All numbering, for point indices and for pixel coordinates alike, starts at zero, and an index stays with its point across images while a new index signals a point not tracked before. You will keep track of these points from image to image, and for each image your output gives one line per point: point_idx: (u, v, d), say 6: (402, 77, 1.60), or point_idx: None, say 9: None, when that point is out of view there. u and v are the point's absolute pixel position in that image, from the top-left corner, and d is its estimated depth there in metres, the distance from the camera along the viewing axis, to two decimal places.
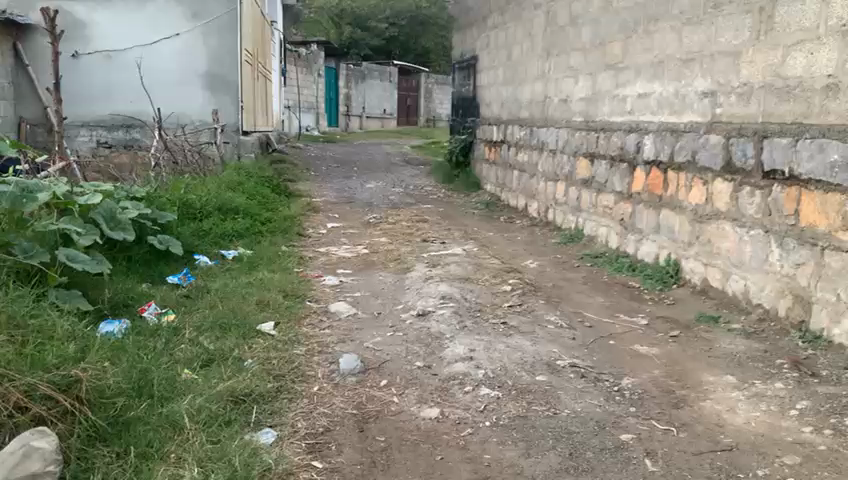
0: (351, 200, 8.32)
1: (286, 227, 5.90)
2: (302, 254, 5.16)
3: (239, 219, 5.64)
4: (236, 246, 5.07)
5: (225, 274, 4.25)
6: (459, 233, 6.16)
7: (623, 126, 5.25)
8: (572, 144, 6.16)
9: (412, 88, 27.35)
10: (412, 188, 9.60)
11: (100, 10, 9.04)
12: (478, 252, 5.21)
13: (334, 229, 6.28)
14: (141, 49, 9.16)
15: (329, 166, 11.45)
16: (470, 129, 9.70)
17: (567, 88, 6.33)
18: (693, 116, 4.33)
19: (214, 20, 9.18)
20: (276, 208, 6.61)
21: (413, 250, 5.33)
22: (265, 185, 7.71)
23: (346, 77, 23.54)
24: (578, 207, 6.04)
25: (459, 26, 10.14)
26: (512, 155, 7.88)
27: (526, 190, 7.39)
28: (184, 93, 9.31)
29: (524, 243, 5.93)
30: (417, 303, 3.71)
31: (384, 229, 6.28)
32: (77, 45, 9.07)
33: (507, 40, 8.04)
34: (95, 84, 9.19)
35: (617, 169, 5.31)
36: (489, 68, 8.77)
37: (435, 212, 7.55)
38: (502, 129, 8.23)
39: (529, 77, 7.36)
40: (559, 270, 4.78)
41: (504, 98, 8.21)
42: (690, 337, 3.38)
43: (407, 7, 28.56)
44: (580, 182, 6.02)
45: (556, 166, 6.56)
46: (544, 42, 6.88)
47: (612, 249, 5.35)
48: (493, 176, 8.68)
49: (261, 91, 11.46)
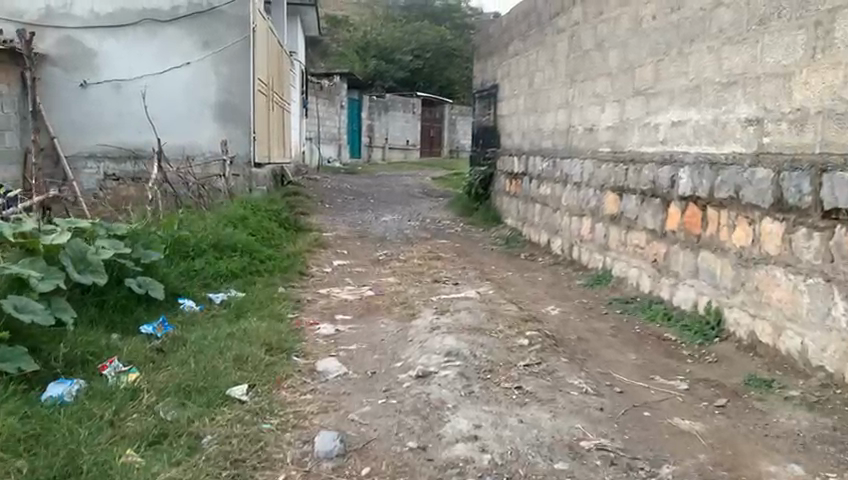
0: (363, 235, 7.88)
1: (287, 266, 5.46)
2: (299, 297, 4.70)
3: (235, 257, 5.21)
4: (227, 288, 4.63)
5: (206, 323, 3.80)
6: (475, 272, 5.66)
7: (655, 158, 4.76)
8: (599, 177, 5.67)
9: (436, 119, 27.13)
10: (429, 222, 9.15)
11: (111, 39, 8.82)
12: (494, 296, 4.70)
13: (340, 267, 5.84)
14: (150, 79, 8.90)
15: (344, 197, 11.06)
16: (490, 160, 9.25)
17: (593, 117, 5.87)
18: (736, 146, 3.83)
19: (224, 49, 8.98)
20: (279, 245, 6.18)
21: (422, 292, 4.84)
22: (272, 219, 7.31)
23: (369, 108, 23.35)
24: (606, 245, 5.52)
25: (480, 54, 9.77)
26: (534, 188, 7.39)
27: (549, 225, 6.88)
28: (193, 124, 9.00)
29: (545, 284, 5.41)
30: (418, 360, 3.22)
31: (393, 267, 5.82)
32: (87, 74, 8.84)
33: (529, 68, 7.61)
34: (104, 115, 8.93)
35: (650, 204, 4.80)
36: (510, 97, 8.34)
37: (451, 248, 7.07)
38: (524, 161, 7.76)
39: (551, 106, 6.91)
40: (584, 319, 4.25)
41: (525, 128, 7.76)
42: (741, 408, 2.84)
43: (432, 39, 28.56)
44: (607, 218, 5.52)
45: (581, 200, 6.06)
46: (568, 68, 6.44)
47: (643, 292, 4.82)
48: (514, 210, 8.18)
49: (277, 122, 11.17)
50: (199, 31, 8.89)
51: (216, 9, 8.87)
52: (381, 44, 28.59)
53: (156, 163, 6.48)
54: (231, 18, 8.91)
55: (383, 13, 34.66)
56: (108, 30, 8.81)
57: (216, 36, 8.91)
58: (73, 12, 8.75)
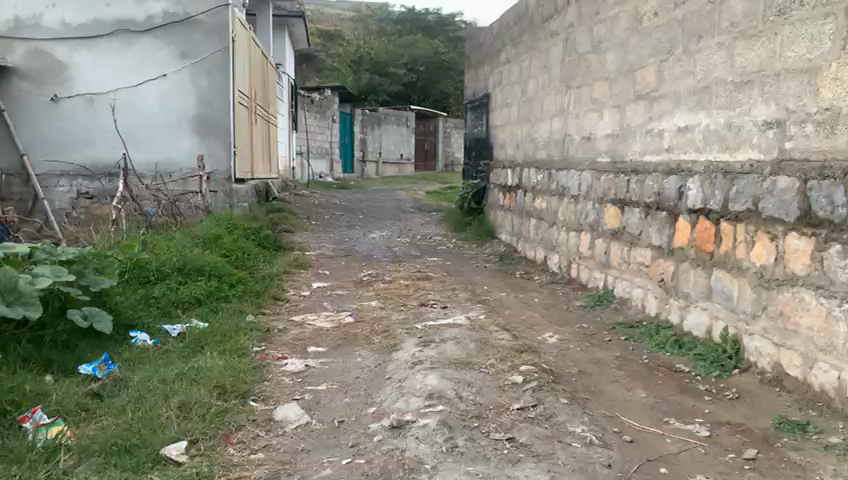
0: (349, 253, 7.43)
1: (259, 290, 5.00)
2: (269, 327, 4.24)
3: (202, 282, 4.76)
4: (187, 318, 4.17)
5: (157, 361, 3.35)
6: (465, 293, 5.20)
7: (660, 167, 4.34)
8: (598, 188, 5.24)
9: (431, 133, 26.80)
10: (420, 238, 8.70)
11: (83, 50, 8.42)
12: (486, 322, 4.25)
13: (319, 289, 5.39)
14: (124, 92, 8.47)
15: (332, 213, 10.62)
16: (483, 172, 8.82)
17: (590, 125, 5.45)
18: (752, 153, 3.41)
19: (203, 60, 8.51)
20: (255, 267, 5.73)
21: (407, 319, 4.38)
22: (250, 238, 6.86)
23: (361, 122, 22.98)
24: (607, 263, 5.07)
25: (472, 63, 9.37)
26: (529, 201, 6.96)
27: (545, 241, 6.44)
28: (170, 138, 8.57)
29: (541, 306, 4.95)
30: (394, 405, 2.77)
31: (377, 289, 5.37)
32: (59, 88, 8.43)
33: (521, 75, 7.21)
34: (76, 131, 8.50)
35: (655, 218, 4.38)
36: (502, 106, 7.92)
37: (441, 267, 6.62)
38: (518, 173, 7.34)
39: (545, 114, 6.49)
40: (586, 348, 3.80)
41: (519, 139, 7.35)
42: (775, 462, 2.38)
43: (426, 52, 28.33)
44: (608, 234, 5.08)
45: (579, 214, 5.63)
46: (563, 73, 6.03)
47: (649, 316, 4.38)
48: (508, 225, 7.74)
49: (261, 136, 10.73)
50: (176, 41, 8.47)
51: (193, 18, 8.46)
52: (374, 58, 28.32)
53: (121, 180, 6.03)
54: (209, 27, 8.49)
55: (377, 27, 34.38)
56: (80, 41, 8.40)
57: (193, 46, 8.49)
58: (43, 23, 8.37)
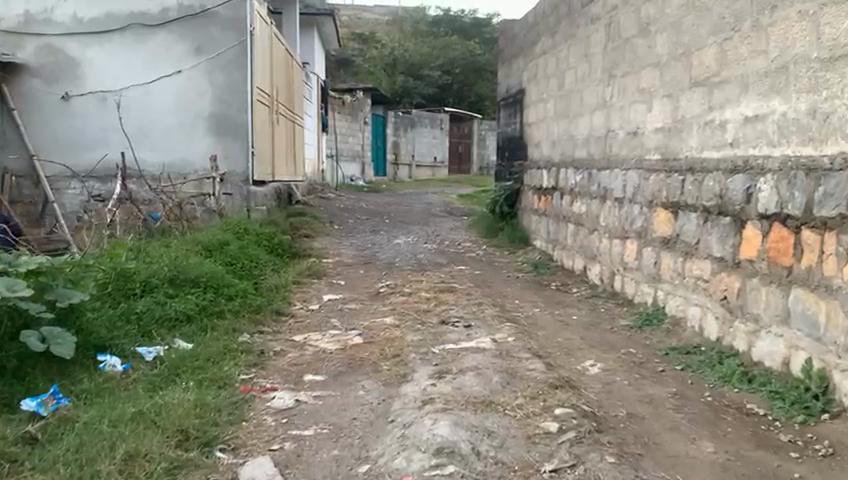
0: (369, 261, 6.86)
1: (261, 303, 4.45)
2: (264, 349, 3.68)
3: (196, 295, 4.23)
4: (170, 339, 3.64)
5: (117, 395, 2.81)
6: (493, 309, 4.59)
7: (722, 165, 3.68)
8: (647, 190, 4.59)
9: (465, 135, 26.24)
10: (447, 245, 8.11)
11: (95, 46, 8.02)
12: (515, 346, 3.62)
13: (330, 302, 4.84)
14: (138, 89, 8.04)
15: (357, 218, 10.08)
16: (517, 174, 8.20)
17: (637, 118, 4.80)
18: (845, 144, 2.74)
19: (220, 55, 8.05)
20: (262, 277, 5.20)
21: (424, 340, 3.78)
22: (262, 244, 6.35)
23: (394, 125, 22.46)
24: (658, 276, 4.42)
25: (505, 57, 8.75)
26: (566, 204, 6.32)
27: (584, 249, 5.79)
28: (186, 138, 8.10)
29: (580, 325, 4.31)
30: (392, 465, 2.18)
31: (394, 302, 4.79)
32: (70, 86, 8.04)
33: (559, 67, 6.57)
34: (88, 131, 8.10)
35: (717, 224, 3.72)
36: (538, 102, 7.29)
37: (468, 277, 6.00)
38: (554, 174, 6.71)
39: (585, 109, 5.85)
40: (635, 382, 3.16)
41: (555, 137, 6.72)
42: None
43: (460, 54, 27.83)
44: (658, 242, 4.43)
45: (624, 219, 4.98)
46: (606, 62, 5.39)
47: (710, 340, 3.71)
48: (544, 231, 7.11)
49: (284, 135, 10.23)
50: (192, 36, 8.02)
51: (209, 11, 8.00)
52: (409, 60, 27.87)
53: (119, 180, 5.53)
54: (225, 21, 8.03)
55: (411, 30, 34.03)
56: (91, 36, 8.00)
57: (209, 40, 8.03)
58: (54, 18, 7.99)
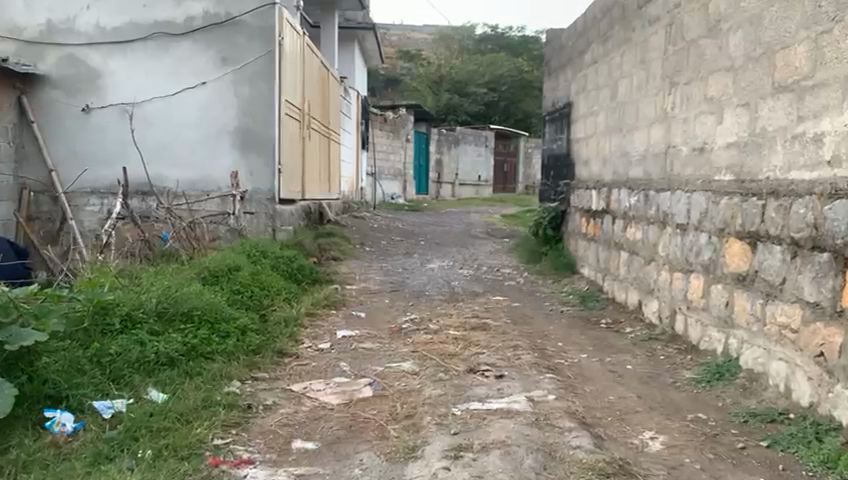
0: (398, 289, 6.24)
1: (261, 341, 3.87)
2: (253, 402, 3.08)
3: (185, 332, 3.67)
4: (142, 389, 3.06)
5: (46, 472, 2.24)
6: (532, 353, 3.91)
7: (816, 188, 2.96)
8: (717, 217, 3.88)
9: (511, 154, 25.59)
10: (485, 270, 7.45)
11: (118, 56, 7.64)
12: (556, 408, 2.95)
13: (345, 340, 4.23)
14: (161, 102, 7.62)
15: (391, 239, 9.50)
16: (562, 194, 7.51)
17: (704, 132, 4.10)
18: None
19: (246, 65, 7.54)
20: (270, 309, 4.62)
21: (444, 396, 3.14)
22: (280, 269, 5.79)
23: (437, 142, 21.86)
24: (731, 320, 3.69)
25: (551, 69, 8.10)
26: (619, 230, 5.62)
27: (639, 282, 5.07)
28: (210, 153, 7.61)
29: (637, 378, 3.60)
30: None
31: (418, 341, 4.16)
32: (91, 98, 7.68)
33: (611, 76, 5.89)
34: (108, 145, 7.71)
35: (812, 261, 2.98)
36: (587, 116, 6.61)
37: (506, 310, 5.33)
38: (604, 195, 6.01)
39: (641, 122, 5.16)
40: (710, 467, 2.45)
41: (606, 153, 6.03)
42: None
43: (508, 72, 27.27)
44: (732, 280, 3.70)
45: (687, 250, 4.26)
46: (666, 68, 4.70)
47: (800, 406, 2.97)
48: (592, 258, 6.40)
49: (316, 151, 9.71)
50: (217, 45, 7.56)
51: (236, 19, 7.52)
52: (455, 77, 27.40)
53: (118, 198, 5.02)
54: (252, 30, 7.53)
55: (458, 48, 33.71)
56: (114, 45, 7.63)
57: (235, 50, 7.54)
58: (77, 27, 7.66)
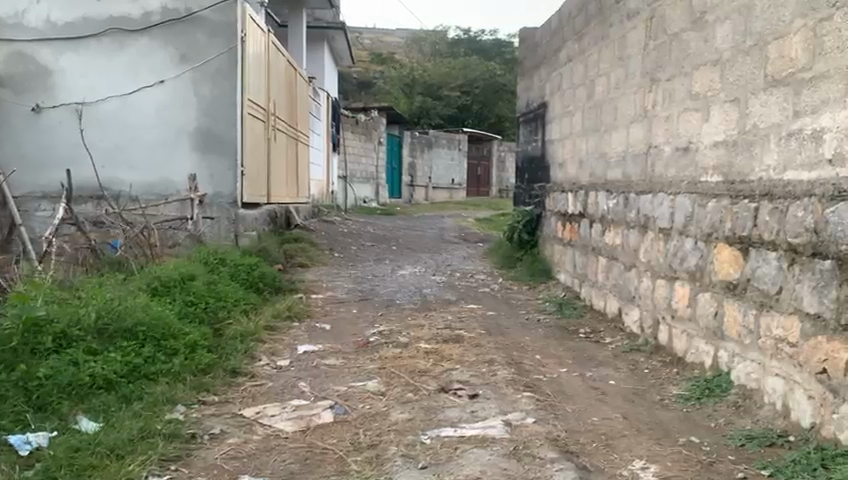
0: (366, 297, 5.93)
1: (213, 359, 3.55)
2: (198, 431, 2.75)
3: (127, 350, 3.32)
4: (70, 419, 2.70)
5: None
6: (508, 369, 3.63)
7: (816, 188, 2.71)
8: (704, 222, 3.63)
9: (484, 157, 25.42)
10: (458, 277, 7.16)
11: (70, 53, 7.22)
12: (536, 434, 2.67)
13: (306, 355, 3.91)
14: (116, 101, 7.22)
15: (361, 244, 9.16)
16: (537, 197, 7.26)
17: (688, 131, 3.86)
18: None
19: (206, 63, 7.17)
20: (226, 324, 4.28)
21: (412, 420, 2.84)
22: (240, 278, 5.45)
23: (410, 146, 21.57)
24: (720, 332, 3.43)
25: (525, 69, 7.86)
26: (597, 234, 5.37)
27: (619, 289, 4.82)
28: (168, 156, 7.24)
29: (621, 396, 3.33)
30: None
31: (385, 356, 3.86)
32: (42, 97, 7.25)
33: (587, 74, 5.65)
34: (60, 147, 7.28)
35: (811, 270, 2.73)
36: (562, 116, 6.37)
37: (480, 320, 5.04)
38: (581, 198, 5.77)
39: (620, 121, 4.91)
40: None
41: (583, 155, 5.78)
42: None
43: (481, 75, 27.11)
44: (721, 288, 3.46)
45: (671, 256, 4.01)
46: (647, 64, 4.46)
47: (801, 427, 2.71)
48: (569, 264, 6.14)
49: (282, 154, 9.35)
50: (176, 42, 7.18)
51: (196, 14, 7.16)
52: (427, 80, 27.16)
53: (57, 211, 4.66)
54: (213, 26, 7.17)
55: (431, 51, 33.50)
56: (66, 42, 7.20)
57: (195, 47, 7.17)
58: (25, 22, 7.22)
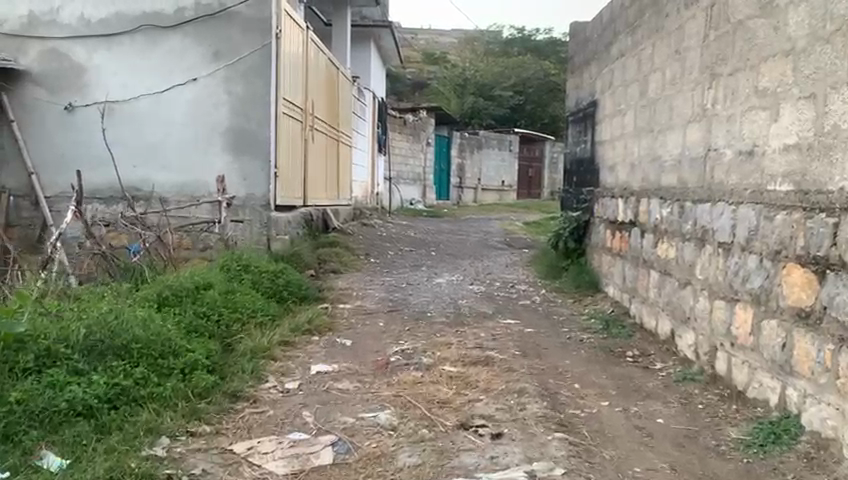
0: (397, 308, 5.56)
1: (213, 381, 3.22)
2: (176, 471, 2.42)
3: (116, 374, 2.98)
4: (32, 456, 2.39)
5: None
6: (541, 401, 3.20)
7: None
8: (772, 238, 3.13)
9: (536, 158, 24.86)
10: (499, 287, 6.74)
11: (104, 50, 6.94)
12: None
13: (318, 377, 3.56)
14: (149, 100, 6.92)
15: (399, 249, 8.82)
16: (586, 203, 6.77)
17: (754, 133, 3.37)
18: None
19: (240, 61, 6.79)
20: (237, 341, 3.94)
21: (421, 465, 2.46)
22: (262, 286, 5.12)
23: (459, 146, 21.16)
24: (789, 367, 2.95)
25: (574, 66, 7.38)
26: (650, 245, 4.87)
27: (672, 309, 4.33)
28: (200, 155, 6.90)
29: (673, 442, 2.87)
30: None
31: (403, 380, 3.48)
32: (76, 95, 7.01)
33: (640, 70, 5.16)
34: (93, 146, 7.04)
35: None
36: (613, 116, 5.88)
37: (517, 338, 4.61)
38: (633, 205, 5.28)
39: (676, 121, 4.42)
40: None
41: (634, 158, 5.29)
42: None
43: (535, 75, 26.53)
44: (791, 316, 2.96)
45: (732, 275, 3.52)
46: (707, 57, 3.96)
47: None
48: (617, 276, 5.66)
49: (321, 155, 9.02)
50: (209, 38, 6.83)
51: (230, 10, 6.78)
52: (479, 80, 26.70)
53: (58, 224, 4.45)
54: (248, 22, 6.78)
55: (484, 50, 33.09)
56: (99, 39, 6.94)
57: (228, 43, 6.80)
58: (60, 19, 6.98)
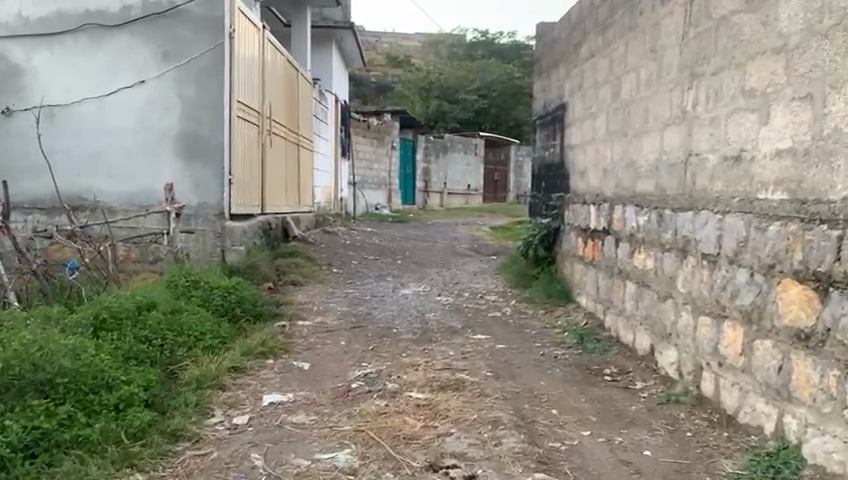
0: (360, 324, 5.22)
1: (150, 419, 2.87)
2: None
3: (36, 416, 2.60)
4: None
5: None
6: (517, 433, 2.91)
7: None
8: (765, 250, 2.89)
9: (501, 162, 24.70)
10: (467, 297, 6.44)
11: (43, 51, 6.50)
12: None
13: (270, 409, 3.22)
14: (94, 104, 6.47)
15: (363, 258, 8.47)
16: (556, 209, 6.52)
17: (741, 138, 3.12)
18: None
19: (191, 62, 6.38)
20: (181, 369, 3.57)
21: None
22: (213, 302, 4.75)
23: (425, 150, 20.85)
24: (787, 393, 2.69)
25: (541, 67, 7.13)
26: (626, 255, 4.62)
27: (652, 324, 4.08)
28: (149, 162, 6.47)
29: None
30: None
31: (365, 411, 3.15)
32: (13, 99, 6.56)
33: (612, 71, 4.91)
34: (33, 153, 6.58)
35: None
36: (584, 119, 5.63)
37: (488, 356, 4.31)
38: (606, 213, 5.03)
39: (653, 124, 4.17)
40: None
41: (607, 163, 5.04)
42: None
43: (499, 78, 26.38)
44: (788, 337, 2.71)
45: (719, 289, 3.27)
46: (686, 56, 3.71)
47: None
48: (591, 286, 5.41)
49: (279, 160, 8.61)
50: (157, 38, 6.41)
51: (179, 8, 6.38)
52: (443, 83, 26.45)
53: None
54: (198, 21, 6.37)
55: (448, 52, 32.87)
56: (38, 39, 6.49)
57: (177, 43, 6.39)
58: None
